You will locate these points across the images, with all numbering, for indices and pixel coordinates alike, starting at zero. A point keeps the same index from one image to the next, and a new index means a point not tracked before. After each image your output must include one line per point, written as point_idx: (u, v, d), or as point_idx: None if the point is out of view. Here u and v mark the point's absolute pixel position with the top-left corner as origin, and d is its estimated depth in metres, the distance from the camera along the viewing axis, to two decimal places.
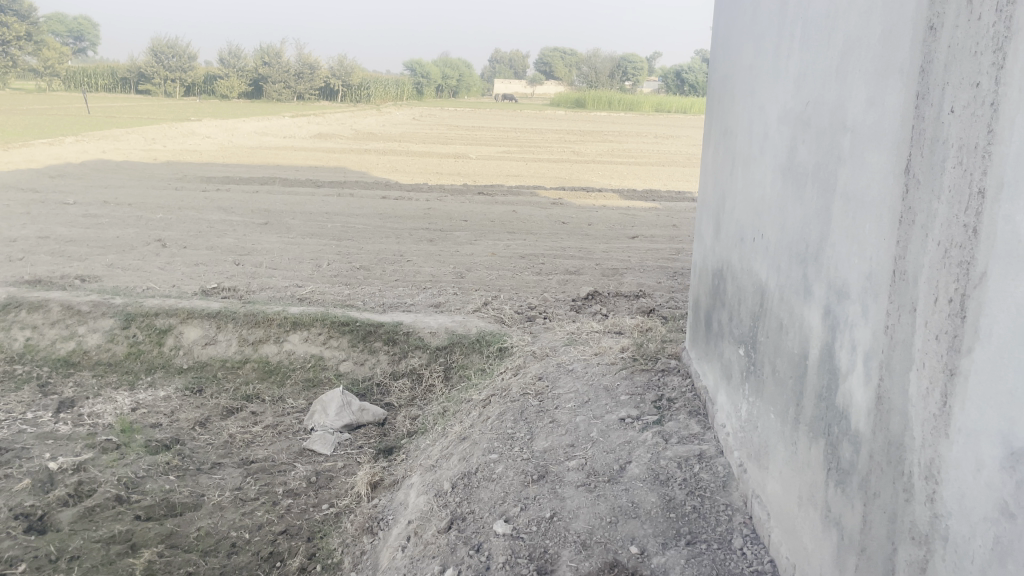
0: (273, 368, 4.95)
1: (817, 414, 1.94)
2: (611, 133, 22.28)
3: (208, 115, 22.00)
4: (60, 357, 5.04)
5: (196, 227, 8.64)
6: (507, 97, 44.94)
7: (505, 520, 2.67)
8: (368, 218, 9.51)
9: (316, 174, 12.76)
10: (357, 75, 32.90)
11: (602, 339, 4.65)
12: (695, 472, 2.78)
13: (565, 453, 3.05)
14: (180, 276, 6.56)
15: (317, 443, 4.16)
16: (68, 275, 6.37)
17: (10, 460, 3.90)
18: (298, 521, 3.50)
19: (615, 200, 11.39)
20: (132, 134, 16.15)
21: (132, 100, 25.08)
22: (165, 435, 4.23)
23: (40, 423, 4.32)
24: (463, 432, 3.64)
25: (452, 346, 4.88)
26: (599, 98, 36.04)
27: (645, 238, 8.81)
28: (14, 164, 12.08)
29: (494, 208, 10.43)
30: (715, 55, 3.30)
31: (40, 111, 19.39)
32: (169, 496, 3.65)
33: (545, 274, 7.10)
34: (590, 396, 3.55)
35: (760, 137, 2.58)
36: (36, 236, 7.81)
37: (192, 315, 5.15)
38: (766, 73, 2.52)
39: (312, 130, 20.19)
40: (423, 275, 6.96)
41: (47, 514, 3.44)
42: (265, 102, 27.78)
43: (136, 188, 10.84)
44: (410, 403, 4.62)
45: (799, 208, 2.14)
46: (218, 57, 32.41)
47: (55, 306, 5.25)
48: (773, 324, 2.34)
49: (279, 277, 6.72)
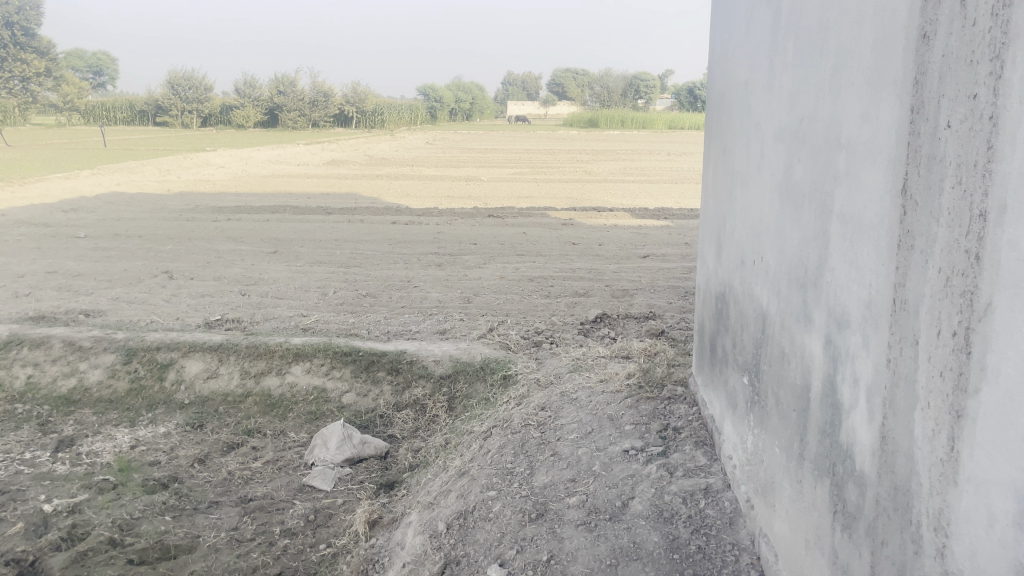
0: (274, 402, 4.84)
1: (821, 450, 1.80)
2: (623, 152, 22.27)
3: (224, 145, 22.22)
4: (60, 396, 4.96)
5: (205, 258, 8.61)
6: (520, 117, 45.09)
7: (500, 563, 2.57)
8: (376, 244, 9.46)
9: (326, 201, 12.79)
10: (371, 101, 33.15)
11: (608, 364, 4.54)
12: (700, 508, 2.64)
13: (565, 489, 2.92)
14: (186, 308, 6.51)
15: (317, 479, 4.05)
16: (73, 310, 6.34)
17: (4, 503, 3.82)
18: (293, 563, 3.38)
19: (627, 218, 11.30)
20: (147, 166, 16.27)
21: (148, 132, 25.42)
22: (164, 473, 4.14)
23: (37, 463, 4.24)
24: (463, 466, 3.52)
25: (456, 375, 4.77)
26: (612, 116, 36.01)
27: (656, 258, 8.69)
28: (29, 199, 12.16)
29: (503, 230, 10.37)
30: (712, 72, 3.18)
31: (59, 146, 19.66)
32: (164, 538, 3.54)
33: (553, 297, 6.99)
34: (593, 426, 3.41)
35: (757, 155, 2.46)
36: (44, 272, 7.80)
37: (194, 349, 5.09)
38: (761, 88, 2.42)
39: (325, 157, 20.33)
40: (429, 301, 6.87)
41: (38, 560, 3.35)
42: (280, 131, 28.01)
43: (147, 219, 10.88)
44: (412, 434, 4.49)
45: (797, 230, 2.02)
46: (234, 88, 32.77)
47: (57, 342, 5.20)
48: (775, 353, 2.21)
49: (283, 307, 6.65)
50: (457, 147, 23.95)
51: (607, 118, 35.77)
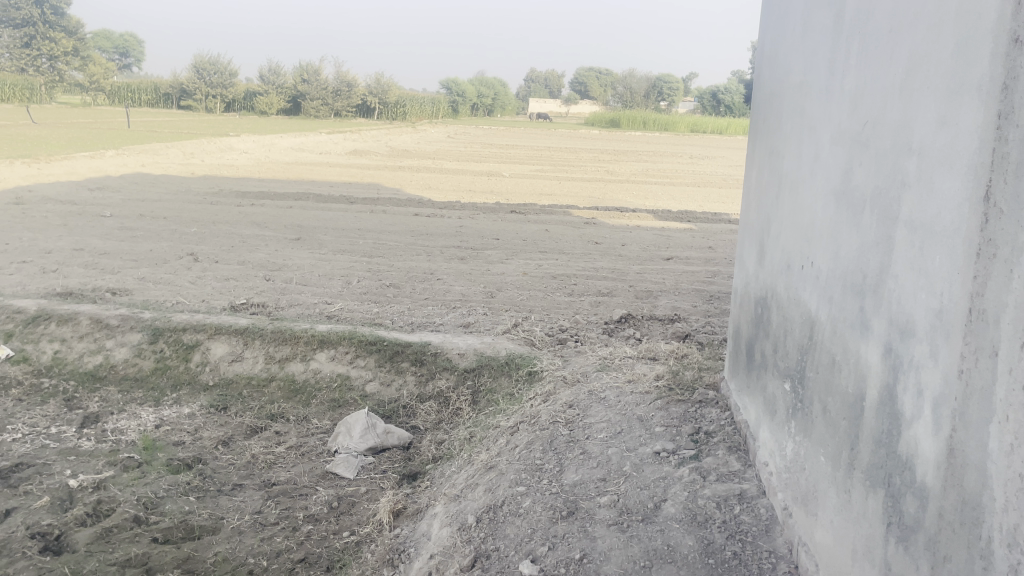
0: (298, 387, 4.83)
1: (874, 460, 1.77)
2: (646, 153, 22.18)
3: (248, 131, 22.29)
4: (86, 372, 4.97)
5: (229, 242, 8.63)
6: (543, 114, 45.01)
7: (531, 560, 2.57)
8: (399, 235, 9.45)
9: (349, 190, 12.80)
10: (394, 93, 33.18)
11: (636, 365, 4.51)
12: (735, 514, 2.61)
13: (596, 488, 2.90)
14: (211, 291, 6.53)
15: (340, 466, 4.05)
16: (100, 288, 6.37)
17: (30, 476, 3.83)
18: (317, 549, 3.37)
19: (650, 220, 11.25)
20: (171, 149, 16.35)
21: (173, 115, 25.59)
22: (188, 454, 4.15)
23: (63, 438, 4.26)
24: (490, 460, 3.50)
25: (480, 368, 4.74)
26: (635, 117, 35.87)
27: (680, 260, 8.64)
28: (55, 176, 12.25)
29: (526, 227, 10.34)
30: (760, 72, 3.13)
31: (85, 126, 19.79)
32: (189, 518, 3.54)
33: (577, 295, 6.96)
34: (623, 426, 3.38)
35: (810, 159, 2.42)
36: (70, 249, 7.85)
37: (220, 331, 5.08)
38: (818, 91, 2.37)
39: (347, 147, 20.36)
40: (452, 294, 6.85)
41: (64, 534, 3.35)
42: (304, 119, 28.09)
43: (172, 201, 10.93)
44: (436, 426, 4.48)
45: (855, 236, 1.98)
46: (259, 74, 32.89)
47: (85, 319, 5.21)
48: (824, 360, 2.17)
49: (307, 293, 6.64)
50: (478, 143, 23.88)
51: (630, 118, 35.65)
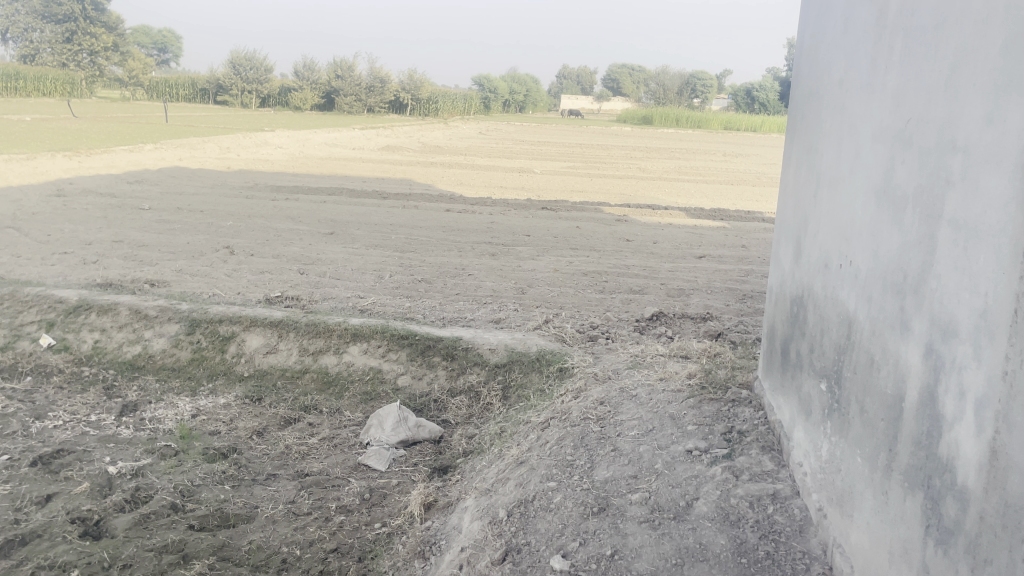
0: (331, 380, 4.88)
1: (913, 462, 1.75)
2: (679, 150, 22.03)
3: (282, 126, 22.53)
4: (125, 361, 5.06)
5: (264, 236, 8.74)
6: (575, 111, 44.88)
7: (563, 555, 2.59)
8: (430, 231, 9.50)
9: (382, 185, 12.89)
10: (426, 89, 33.31)
11: (667, 363, 4.49)
12: (768, 514, 2.59)
13: (627, 485, 2.90)
14: (246, 284, 6.62)
15: (372, 458, 4.09)
16: (139, 279, 6.49)
17: (71, 462, 3.92)
18: (349, 540, 3.40)
19: (682, 218, 11.18)
20: (208, 143, 16.59)
21: (209, 110, 25.96)
22: (223, 444, 4.22)
23: (103, 426, 4.35)
24: (521, 455, 3.52)
25: (511, 364, 4.74)
26: (668, 114, 35.63)
27: (712, 259, 8.58)
28: (96, 169, 12.50)
29: (557, 223, 10.32)
30: (799, 69, 3.09)
31: (124, 120, 20.15)
32: (224, 506, 3.61)
33: (608, 292, 6.94)
34: (654, 424, 3.37)
35: (850, 157, 2.39)
36: (110, 241, 8.00)
37: (255, 324, 5.15)
38: (859, 87, 2.35)
39: (380, 142, 20.49)
40: (483, 290, 6.87)
41: (103, 519, 3.43)
42: (337, 115, 28.33)
43: (208, 195, 11.10)
44: (466, 420, 4.50)
45: (896, 235, 1.96)
46: (294, 70, 33.22)
47: (124, 309, 5.30)
48: (862, 360, 2.15)
49: (340, 287, 6.70)
50: (510, 139, 23.86)
51: (663, 115, 35.42)
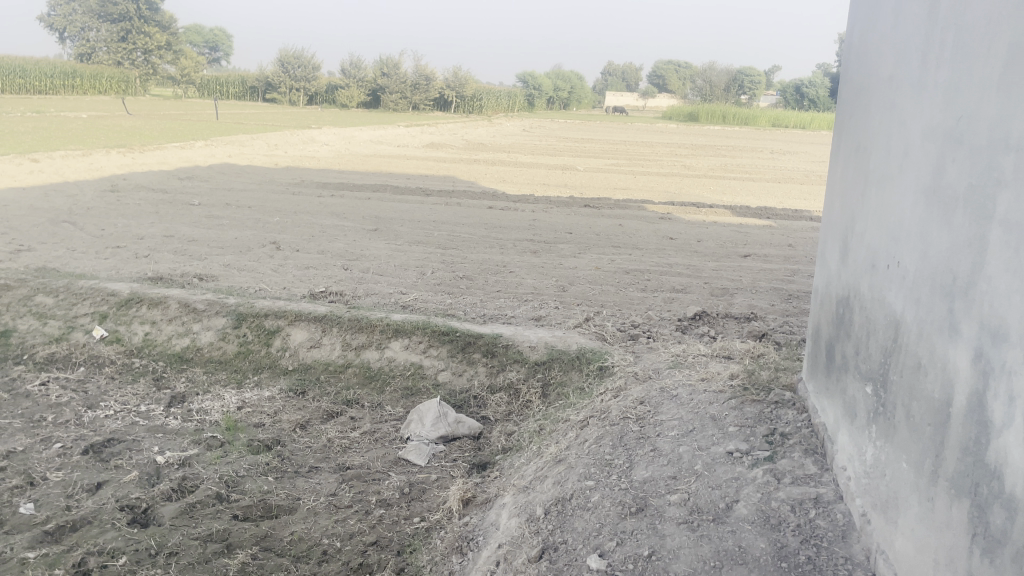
0: (373, 374, 4.93)
1: (960, 468, 1.71)
2: (725, 147, 21.72)
3: (328, 124, 22.82)
4: (174, 353, 5.18)
5: (310, 232, 8.87)
6: (619, 108, 44.57)
7: (599, 554, 2.58)
8: (473, 228, 9.53)
9: (426, 182, 12.98)
10: (471, 86, 33.42)
11: (709, 363, 4.43)
12: (810, 518, 2.54)
13: (666, 486, 2.88)
14: (292, 279, 6.72)
15: (412, 453, 4.12)
16: (188, 273, 6.64)
17: (121, 451, 4.04)
18: (388, 533, 3.44)
19: (728, 216, 11.03)
20: (257, 140, 16.89)
21: (258, 108, 26.44)
22: (268, 436, 4.29)
23: (152, 416, 4.47)
24: (559, 453, 3.51)
25: (551, 361, 4.74)
26: (714, 111, 35.19)
27: (758, 258, 8.45)
28: (149, 166, 12.82)
29: (600, 221, 10.28)
30: (848, 64, 3.03)
31: (177, 117, 20.62)
32: (267, 497, 3.67)
33: (650, 291, 6.88)
34: (695, 424, 3.33)
35: (899, 155, 2.33)
36: (161, 235, 8.20)
37: (300, 318, 5.22)
38: (908, 85, 2.29)
39: (425, 139, 20.63)
40: (524, 287, 6.87)
41: (151, 508, 3.52)
42: (383, 112, 28.60)
43: (256, 191, 11.30)
44: (506, 417, 4.51)
45: (945, 236, 1.91)
46: (341, 68, 33.63)
47: (174, 302, 5.42)
48: (909, 363, 2.10)
49: (383, 283, 6.77)
50: (554, 136, 23.80)
51: (709, 112, 35.00)
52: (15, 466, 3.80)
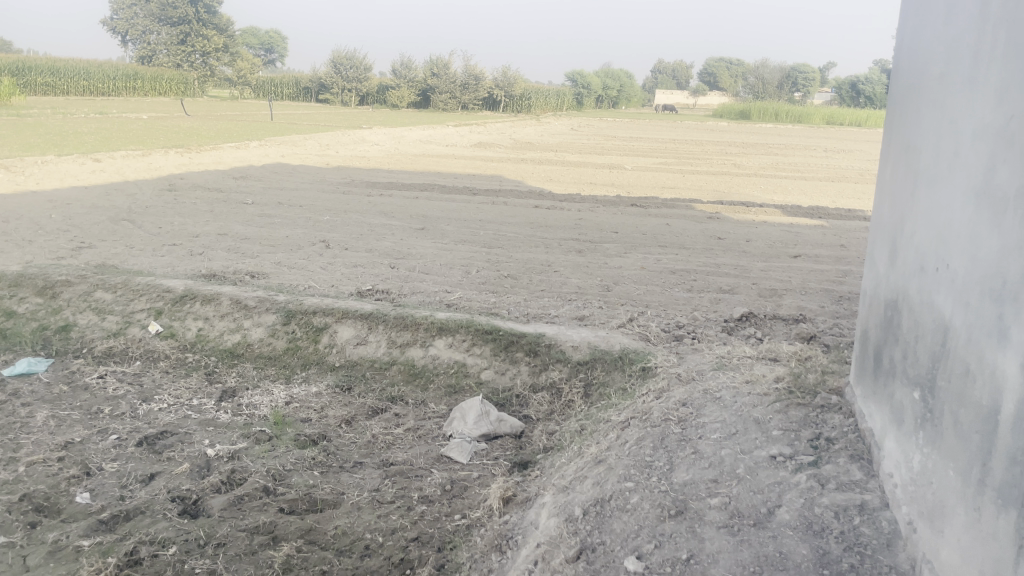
0: (417, 372, 4.98)
1: (1008, 479, 1.67)
2: (777, 146, 21.33)
3: (379, 123, 23.09)
4: (226, 349, 5.31)
5: (358, 230, 8.99)
6: (670, 107, 44.07)
7: (637, 556, 2.59)
8: (518, 227, 9.55)
9: (473, 181, 13.04)
10: (520, 85, 33.44)
11: (755, 365, 4.38)
12: (854, 525, 2.50)
13: (707, 489, 2.86)
14: (340, 277, 6.83)
15: (454, 451, 4.16)
16: (240, 271, 6.80)
17: (173, 443, 4.16)
18: (430, 530, 3.47)
19: (778, 215, 10.85)
20: (309, 140, 17.18)
21: (311, 108, 26.87)
22: (314, 431, 4.38)
23: (204, 410, 4.59)
24: (600, 454, 3.51)
25: (594, 362, 4.73)
26: (767, 108, 34.60)
27: (809, 259, 8.29)
28: (205, 165, 13.15)
29: (647, 220, 10.20)
30: (899, 61, 2.95)
31: (232, 118, 21.09)
32: (312, 491, 3.75)
33: (697, 291, 6.81)
34: (738, 427, 3.29)
35: (950, 155, 2.27)
36: (215, 234, 8.41)
37: (347, 315, 5.30)
38: (960, 82, 2.23)
39: (473, 139, 20.72)
40: (569, 287, 6.86)
41: (201, 499, 3.62)
42: (432, 112, 28.80)
43: (307, 191, 11.50)
44: (548, 417, 4.52)
45: (996, 238, 1.85)
46: (392, 68, 33.95)
47: (226, 299, 5.55)
48: (957, 368, 2.05)
49: (429, 282, 6.83)
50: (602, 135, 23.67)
51: (762, 110, 34.42)
52: (73, 457, 3.94)
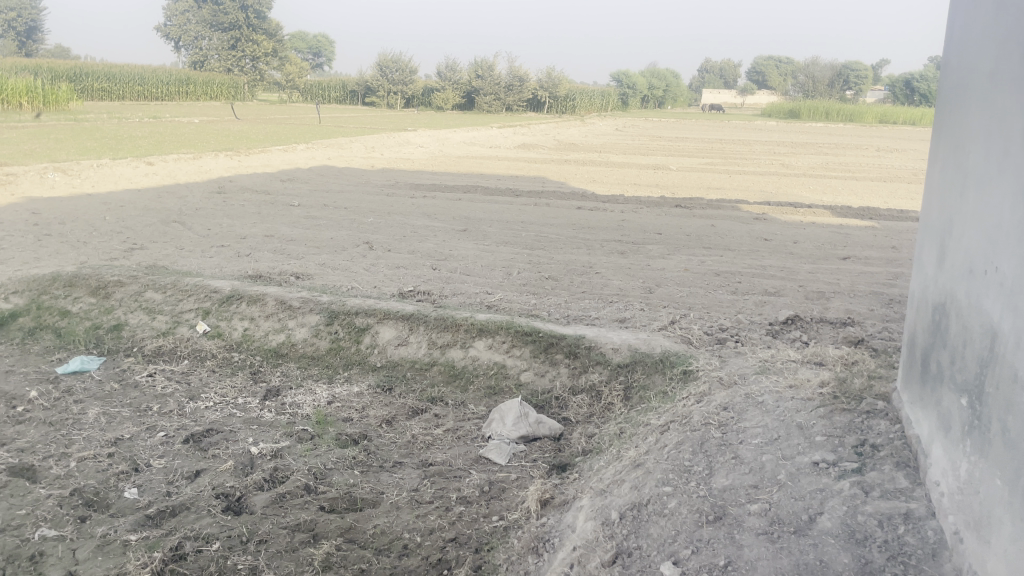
0: (457, 373, 5.00)
1: None
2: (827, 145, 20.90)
3: (424, 126, 23.25)
4: (270, 349, 5.40)
5: (402, 232, 9.07)
6: (717, 107, 43.48)
7: (674, 562, 2.57)
8: (561, 228, 9.52)
9: (516, 183, 13.05)
10: (564, 86, 33.36)
11: (799, 369, 4.29)
12: (899, 534, 2.43)
13: (747, 494, 2.82)
14: (382, 278, 6.89)
15: (493, 452, 4.16)
16: (285, 272, 6.91)
17: (219, 441, 4.25)
18: (468, 531, 3.48)
19: (827, 216, 10.63)
20: (354, 142, 17.39)
21: (357, 111, 27.20)
22: (355, 431, 4.42)
23: (248, 409, 4.68)
24: (638, 457, 3.48)
25: (634, 364, 4.69)
26: (817, 107, 33.94)
27: (858, 260, 8.10)
28: (253, 168, 13.40)
29: (691, 222, 10.08)
30: (947, 58, 2.87)
31: (281, 121, 21.47)
32: (352, 490, 3.79)
33: (741, 294, 6.71)
34: (780, 433, 3.23)
35: (999, 154, 2.20)
36: (262, 235, 8.56)
37: (388, 316, 5.35)
38: (1009, 80, 2.16)
39: (517, 140, 20.73)
40: (611, 289, 6.82)
41: (244, 496, 3.68)
42: (476, 113, 28.90)
43: (353, 193, 11.64)
44: (587, 419, 4.50)
45: None
46: (437, 70, 34.17)
47: (271, 300, 5.65)
48: (1006, 375, 1.98)
49: (470, 283, 6.86)
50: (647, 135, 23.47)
51: (811, 109, 33.78)
52: (122, 453, 4.05)
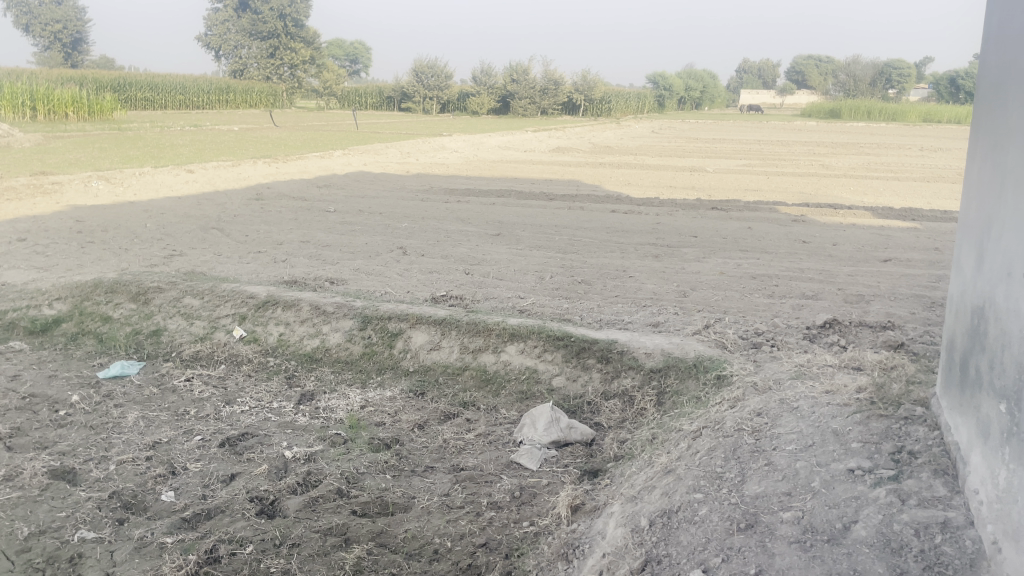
0: (489, 377, 5.01)
1: None
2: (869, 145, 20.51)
3: (459, 130, 23.36)
4: (305, 353, 5.46)
5: (435, 237, 9.11)
6: (755, 107, 42.93)
7: (703, 570, 2.54)
8: (594, 232, 9.48)
9: (550, 187, 13.03)
10: (599, 89, 33.26)
11: (836, 374, 4.21)
12: (935, 544, 2.37)
13: (779, 502, 2.77)
14: (416, 283, 6.93)
15: (524, 457, 4.15)
16: (321, 277, 6.99)
17: (253, 445, 4.30)
18: (498, 536, 3.48)
19: (868, 218, 10.42)
20: (390, 148, 17.53)
21: (393, 117, 27.42)
22: (387, 435, 4.45)
23: (283, 413, 4.73)
24: (669, 464, 3.44)
25: (667, 369, 4.65)
26: (858, 107, 33.34)
27: (899, 263, 7.93)
28: (291, 174, 13.59)
29: (727, 224, 9.97)
30: (985, 55, 2.79)
31: (318, 128, 21.74)
32: (384, 495, 3.81)
33: (777, 297, 6.61)
34: (815, 439, 3.17)
35: None
36: (298, 241, 8.67)
37: (421, 321, 5.38)
38: None
39: (551, 144, 20.70)
40: (645, 293, 6.77)
41: (277, 500, 3.73)
42: (511, 118, 28.96)
43: (387, 198, 11.73)
44: (619, 424, 4.47)
45: None
46: (473, 75, 34.32)
47: (306, 305, 5.72)
48: None
49: (502, 288, 6.86)
50: (683, 137, 23.27)
51: (852, 108, 33.19)
52: (160, 456, 4.12)
